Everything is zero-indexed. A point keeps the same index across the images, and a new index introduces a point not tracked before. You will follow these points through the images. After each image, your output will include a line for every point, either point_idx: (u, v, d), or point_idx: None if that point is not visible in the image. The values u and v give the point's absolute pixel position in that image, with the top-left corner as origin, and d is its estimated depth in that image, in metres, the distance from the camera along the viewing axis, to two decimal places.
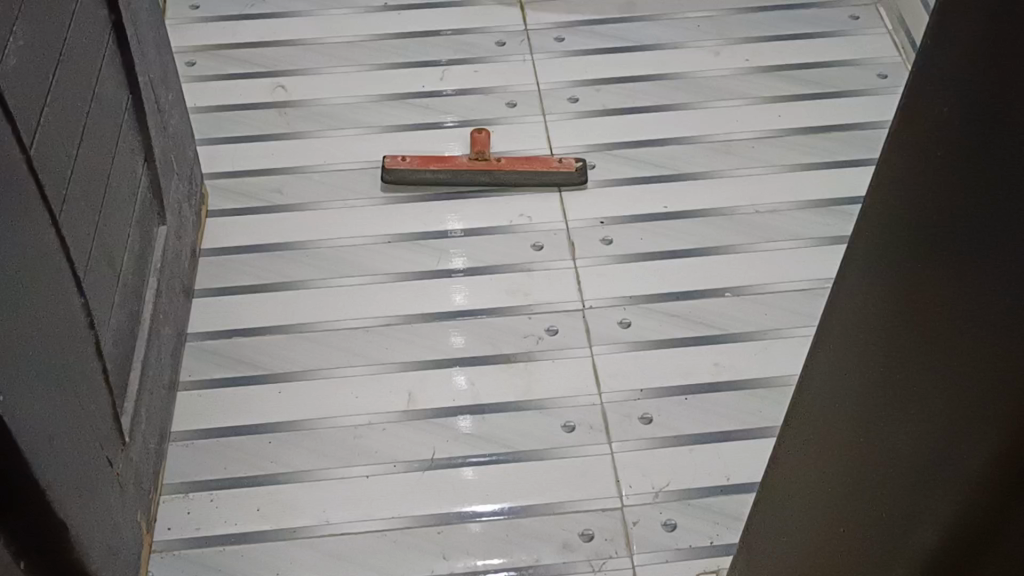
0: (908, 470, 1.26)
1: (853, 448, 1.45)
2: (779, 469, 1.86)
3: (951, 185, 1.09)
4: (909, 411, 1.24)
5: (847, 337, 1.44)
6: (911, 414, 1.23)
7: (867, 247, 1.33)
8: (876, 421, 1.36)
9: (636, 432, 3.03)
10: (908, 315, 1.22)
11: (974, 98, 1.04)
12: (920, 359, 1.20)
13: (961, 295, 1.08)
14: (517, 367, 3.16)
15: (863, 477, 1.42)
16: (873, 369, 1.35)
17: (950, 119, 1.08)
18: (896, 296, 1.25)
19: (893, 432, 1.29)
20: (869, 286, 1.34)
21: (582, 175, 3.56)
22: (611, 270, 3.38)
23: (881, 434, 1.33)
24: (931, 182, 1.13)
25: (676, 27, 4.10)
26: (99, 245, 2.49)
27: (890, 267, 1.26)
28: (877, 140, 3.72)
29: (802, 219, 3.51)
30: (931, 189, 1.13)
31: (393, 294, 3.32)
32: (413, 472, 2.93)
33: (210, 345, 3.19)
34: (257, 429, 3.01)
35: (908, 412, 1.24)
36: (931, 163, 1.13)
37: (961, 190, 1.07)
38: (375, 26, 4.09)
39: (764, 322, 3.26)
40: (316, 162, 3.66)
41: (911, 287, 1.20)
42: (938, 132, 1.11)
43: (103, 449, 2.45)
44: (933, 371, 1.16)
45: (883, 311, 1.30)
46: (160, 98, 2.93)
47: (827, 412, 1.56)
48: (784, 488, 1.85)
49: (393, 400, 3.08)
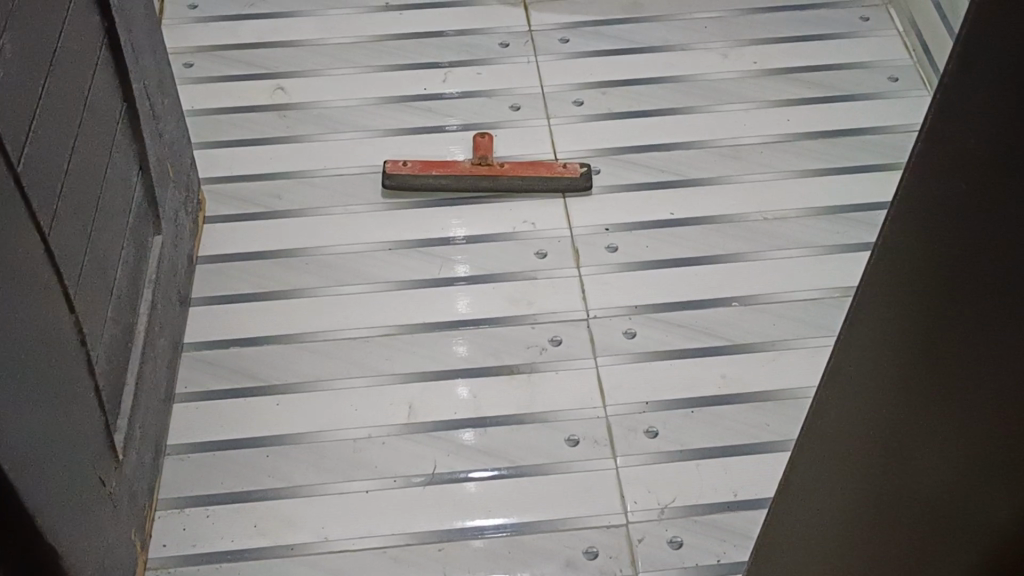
0: (916, 511, 1.25)
1: (851, 485, 1.44)
2: (777, 497, 1.84)
3: (928, 242, 1.07)
4: (908, 455, 1.23)
5: (829, 377, 1.43)
6: (911, 459, 1.23)
7: (842, 291, 1.32)
8: (871, 462, 1.35)
9: (641, 446, 2.96)
10: (894, 363, 1.21)
11: (941, 156, 1.03)
12: (911, 407, 1.19)
13: (953, 349, 1.08)
14: (519, 378, 3.10)
15: (866, 514, 1.41)
16: (865, 402, 1.31)
17: (918, 176, 1.07)
18: (877, 342, 1.25)
19: (893, 473, 1.29)
20: (848, 331, 1.33)
21: (587, 180, 3.49)
22: (616, 279, 3.31)
23: (881, 474, 1.33)
24: (904, 237, 1.12)
25: (682, 28, 4.03)
26: (91, 259, 2.43)
27: (867, 315, 1.25)
28: (888, 145, 3.65)
29: (811, 226, 3.45)
30: (907, 244, 1.12)
31: (394, 303, 3.26)
32: (413, 487, 2.87)
33: (207, 356, 3.13)
34: (255, 443, 2.95)
35: (907, 456, 1.23)
36: (903, 219, 1.11)
37: (939, 248, 1.06)
38: (376, 27, 4.02)
39: (773, 332, 3.20)
40: (316, 166, 3.59)
41: (899, 322, 1.17)
42: (906, 187, 1.10)
43: (94, 467, 2.38)
44: (929, 418, 1.16)
45: (865, 356, 1.29)
46: (154, 104, 2.87)
47: (817, 447, 1.55)
48: (781, 516, 1.83)
49: (394, 412, 3.02)
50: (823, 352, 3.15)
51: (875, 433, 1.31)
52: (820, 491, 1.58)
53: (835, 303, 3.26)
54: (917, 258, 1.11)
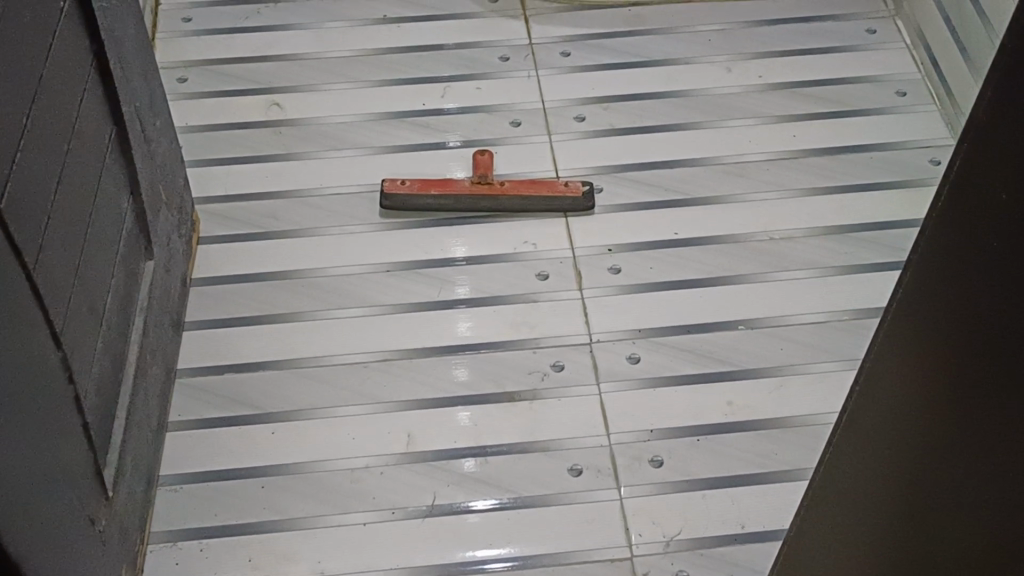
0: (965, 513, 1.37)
1: (899, 499, 1.55)
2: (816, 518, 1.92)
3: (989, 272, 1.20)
4: (958, 464, 1.35)
5: (879, 402, 1.54)
6: (960, 467, 1.35)
7: (898, 323, 1.44)
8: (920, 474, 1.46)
9: (646, 476, 2.89)
10: (948, 380, 1.33)
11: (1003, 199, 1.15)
12: (964, 419, 1.31)
13: (1007, 366, 1.20)
14: (521, 405, 3.02)
15: (915, 525, 1.52)
16: (918, 418, 1.43)
17: (982, 218, 1.19)
18: (930, 365, 1.37)
19: (940, 481, 1.41)
20: (902, 358, 1.44)
21: (589, 199, 3.42)
22: (619, 301, 3.24)
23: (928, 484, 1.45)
24: (966, 272, 1.24)
25: (686, 41, 3.96)
26: (81, 291, 2.36)
27: (922, 342, 1.38)
28: (897, 163, 3.58)
29: (819, 247, 3.37)
30: (967, 276, 1.24)
31: (392, 326, 3.18)
32: (413, 519, 2.80)
33: (200, 383, 3.05)
34: (250, 473, 2.88)
35: (957, 465, 1.35)
36: (966, 256, 1.24)
37: (1000, 275, 1.18)
38: (374, 40, 3.95)
39: (780, 357, 3.12)
40: (312, 185, 3.52)
41: (955, 343, 1.30)
42: (970, 227, 1.22)
43: (82, 507, 2.31)
44: (980, 425, 1.28)
45: (919, 378, 1.41)
46: (146, 126, 2.80)
47: (863, 470, 1.65)
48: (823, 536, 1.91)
49: (392, 441, 2.95)
50: (832, 378, 3.08)
51: (908, 440, 1.48)
52: (866, 510, 1.67)
53: (844, 327, 3.19)
54: (978, 288, 1.23)
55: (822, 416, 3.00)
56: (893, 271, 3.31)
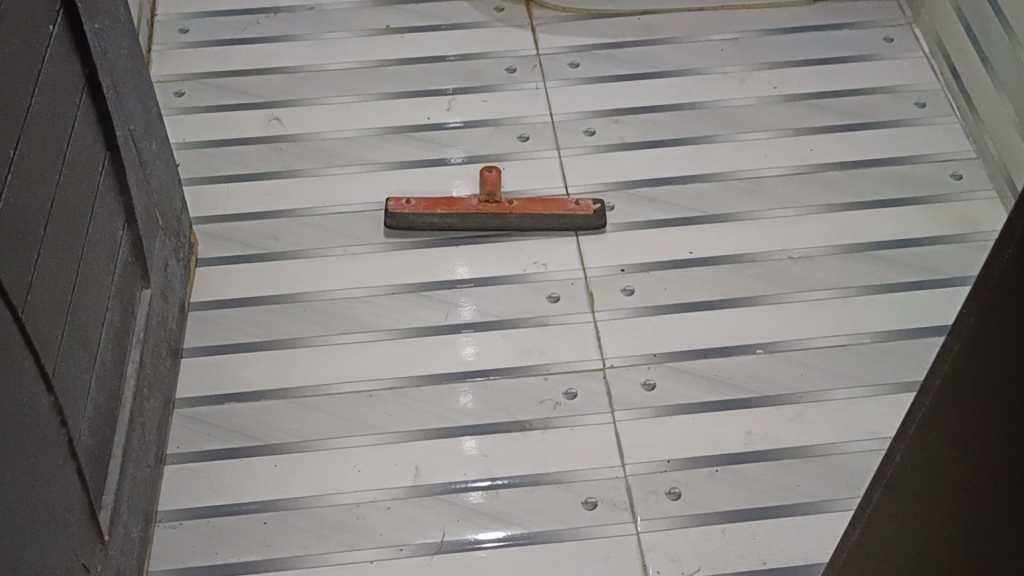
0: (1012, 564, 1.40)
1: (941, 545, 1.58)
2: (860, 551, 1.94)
3: None
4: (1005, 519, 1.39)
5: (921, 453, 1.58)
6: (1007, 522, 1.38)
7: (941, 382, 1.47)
8: (963, 523, 1.50)
9: (663, 510, 2.78)
10: (993, 445, 1.37)
11: None
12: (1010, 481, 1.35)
13: None
14: (532, 435, 2.92)
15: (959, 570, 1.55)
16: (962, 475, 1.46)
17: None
18: (974, 425, 1.40)
19: (986, 532, 1.44)
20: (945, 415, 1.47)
21: (600, 218, 3.31)
22: (633, 325, 3.13)
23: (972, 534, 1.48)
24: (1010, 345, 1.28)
25: (698, 51, 3.84)
26: (74, 329, 2.25)
27: (967, 406, 1.41)
28: (917, 177, 3.46)
29: (838, 266, 3.26)
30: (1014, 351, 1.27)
31: (398, 352, 3.08)
32: (421, 556, 2.69)
33: (200, 413, 2.95)
34: (251, 509, 2.77)
35: (1004, 520, 1.39)
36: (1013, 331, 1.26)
37: None
38: (377, 51, 3.83)
39: (800, 383, 3.01)
40: (314, 204, 3.41)
41: (1001, 410, 1.33)
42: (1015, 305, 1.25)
43: (76, 555, 2.19)
44: None
45: (963, 437, 1.44)
46: (141, 150, 2.69)
47: (906, 513, 1.68)
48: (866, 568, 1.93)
49: (399, 474, 2.84)
50: (854, 405, 2.97)
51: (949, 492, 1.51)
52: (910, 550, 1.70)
53: (865, 351, 3.08)
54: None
55: (844, 445, 2.89)
56: (916, 291, 3.19)
